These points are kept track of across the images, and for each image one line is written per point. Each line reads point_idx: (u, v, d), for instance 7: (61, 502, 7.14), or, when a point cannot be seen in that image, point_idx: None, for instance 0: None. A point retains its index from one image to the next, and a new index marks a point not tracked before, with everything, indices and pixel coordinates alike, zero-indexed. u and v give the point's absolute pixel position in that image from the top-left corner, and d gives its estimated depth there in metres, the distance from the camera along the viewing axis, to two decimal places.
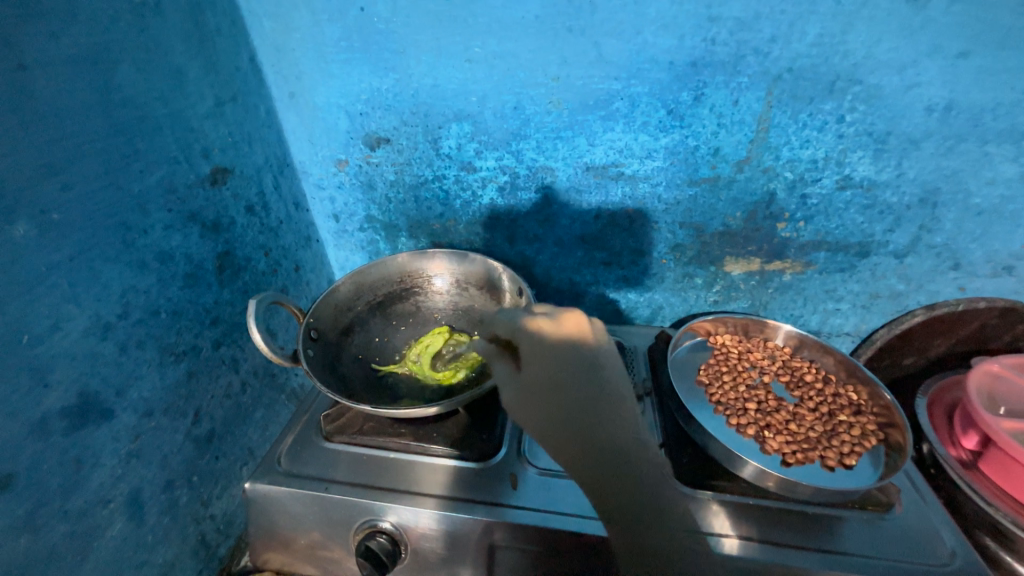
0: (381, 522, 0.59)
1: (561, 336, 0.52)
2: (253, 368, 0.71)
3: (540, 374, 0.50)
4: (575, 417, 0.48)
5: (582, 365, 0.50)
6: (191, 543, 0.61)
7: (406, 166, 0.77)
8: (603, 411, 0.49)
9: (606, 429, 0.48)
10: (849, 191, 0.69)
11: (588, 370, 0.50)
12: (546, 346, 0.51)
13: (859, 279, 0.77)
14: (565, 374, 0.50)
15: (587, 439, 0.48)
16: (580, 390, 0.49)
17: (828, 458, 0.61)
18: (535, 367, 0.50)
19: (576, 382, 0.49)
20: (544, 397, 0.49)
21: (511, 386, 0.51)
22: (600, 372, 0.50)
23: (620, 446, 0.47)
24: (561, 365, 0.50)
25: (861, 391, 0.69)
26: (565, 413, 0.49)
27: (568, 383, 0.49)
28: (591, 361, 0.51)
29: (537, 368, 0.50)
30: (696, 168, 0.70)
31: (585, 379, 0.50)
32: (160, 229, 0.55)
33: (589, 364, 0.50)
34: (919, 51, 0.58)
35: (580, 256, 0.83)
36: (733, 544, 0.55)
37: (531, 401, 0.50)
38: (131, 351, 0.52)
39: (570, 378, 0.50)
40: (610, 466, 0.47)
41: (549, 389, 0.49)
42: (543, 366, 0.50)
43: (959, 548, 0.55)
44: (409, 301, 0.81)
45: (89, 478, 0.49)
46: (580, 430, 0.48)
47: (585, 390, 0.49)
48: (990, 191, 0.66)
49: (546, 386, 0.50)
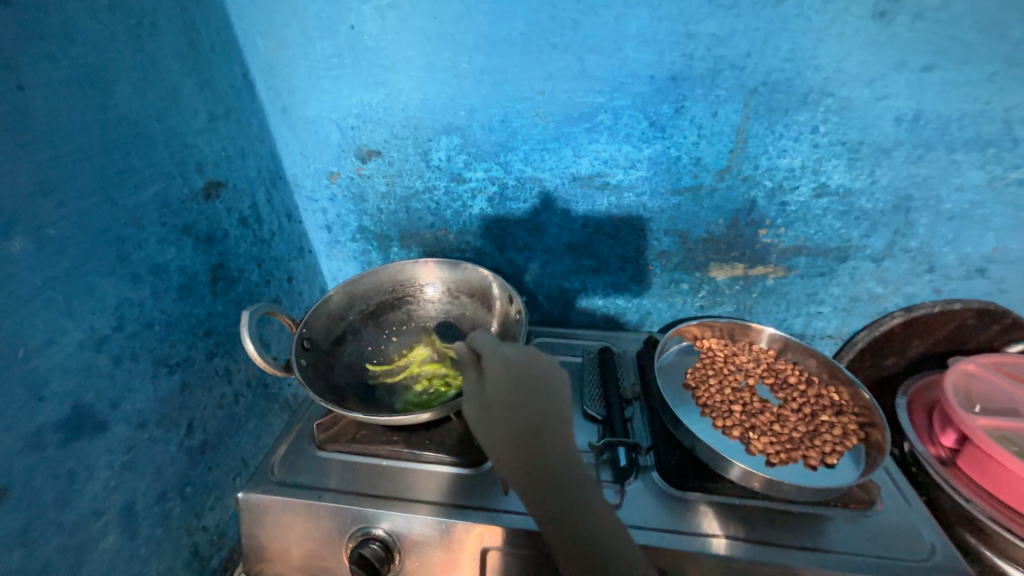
0: (375, 529, 0.60)
1: (521, 362, 0.52)
2: (246, 378, 0.72)
3: (499, 393, 0.51)
4: (521, 430, 0.48)
5: (531, 387, 0.51)
6: (184, 554, 0.61)
7: (397, 178, 0.78)
8: (552, 429, 0.49)
9: (551, 447, 0.47)
10: (826, 198, 0.71)
11: (541, 393, 0.50)
12: (505, 369, 0.52)
13: (839, 283, 0.79)
14: (522, 389, 0.51)
15: (532, 454, 0.47)
16: (533, 408, 0.49)
17: (810, 457, 0.62)
18: (496, 387, 0.51)
19: (529, 399, 0.50)
20: (498, 412, 0.50)
21: (472, 398, 0.53)
22: (551, 396, 0.50)
23: (562, 461, 0.47)
24: (514, 384, 0.51)
25: (843, 392, 0.71)
26: (515, 427, 0.49)
27: (518, 398, 0.50)
28: (548, 387, 0.51)
29: (496, 386, 0.51)
30: (679, 177, 0.72)
31: (538, 398, 0.50)
32: (154, 243, 0.56)
33: (541, 387, 0.51)
34: (887, 65, 0.60)
35: (569, 263, 0.84)
36: (720, 543, 0.56)
37: (486, 415, 0.51)
38: (125, 363, 0.53)
39: (524, 396, 0.50)
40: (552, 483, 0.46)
41: (505, 404, 0.50)
42: (499, 383, 0.51)
43: (938, 542, 0.57)
44: (400, 310, 0.82)
45: (83, 490, 0.49)
46: (523, 445, 0.48)
47: (535, 413, 0.49)
48: (959, 197, 0.68)
49: (501, 402, 0.50)
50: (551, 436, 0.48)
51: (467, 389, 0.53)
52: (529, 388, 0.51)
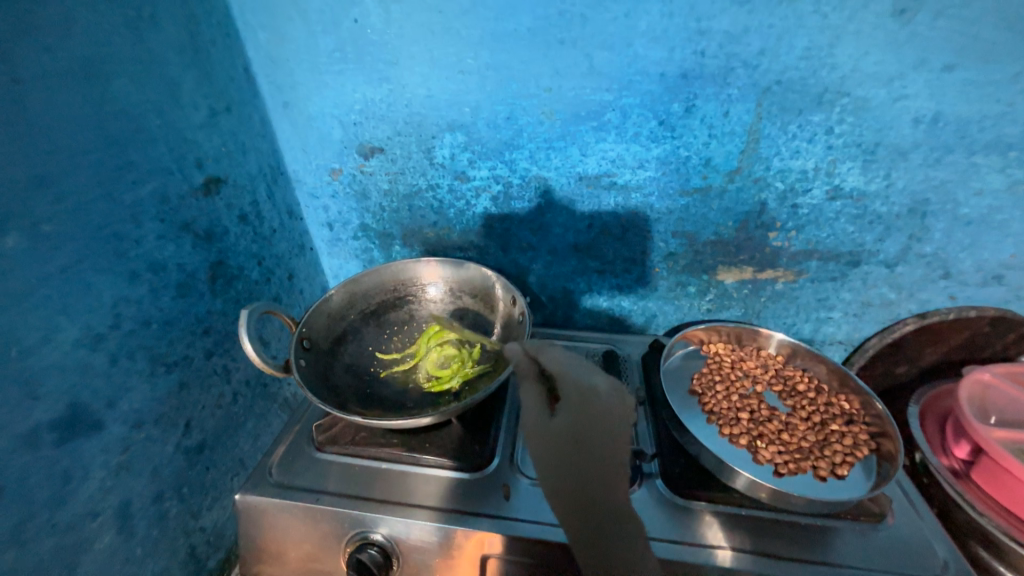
0: (373, 533, 0.59)
1: (607, 399, 0.56)
2: (245, 377, 0.71)
3: (565, 424, 0.54)
4: (579, 461, 0.52)
5: (608, 426, 0.55)
6: (180, 556, 0.61)
7: (400, 176, 0.77)
8: (608, 463, 0.53)
9: (608, 480, 0.52)
10: (839, 201, 0.69)
11: (608, 431, 0.54)
12: (586, 400, 0.56)
13: (850, 288, 0.78)
14: (589, 428, 0.54)
15: (586, 476, 0.52)
16: (595, 442, 0.54)
17: (820, 468, 0.60)
18: (564, 416, 0.55)
19: (597, 434, 0.54)
20: (565, 439, 0.53)
21: (533, 412, 0.55)
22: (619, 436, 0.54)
23: (613, 496, 0.52)
24: (585, 420, 0.54)
25: (853, 400, 0.69)
26: (577, 460, 0.52)
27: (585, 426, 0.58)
28: (615, 423, 0.55)
29: (566, 414, 0.55)
30: (687, 178, 0.71)
31: (606, 436, 0.54)
32: (152, 240, 0.55)
33: (617, 427, 0.55)
34: (906, 64, 0.58)
35: (574, 264, 0.83)
36: (726, 555, 0.55)
37: (549, 440, 0.54)
38: (122, 362, 0.52)
39: (590, 432, 0.54)
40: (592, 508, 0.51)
41: (571, 435, 0.54)
42: (570, 414, 0.55)
43: (951, 558, 0.55)
44: (402, 310, 0.81)
45: (78, 491, 0.48)
46: (576, 471, 0.52)
47: (599, 448, 0.53)
48: (978, 202, 0.66)
49: (569, 431, 0.54)
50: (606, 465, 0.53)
51: (527, 405, 0.56)
52: (607, 426, 0.55)
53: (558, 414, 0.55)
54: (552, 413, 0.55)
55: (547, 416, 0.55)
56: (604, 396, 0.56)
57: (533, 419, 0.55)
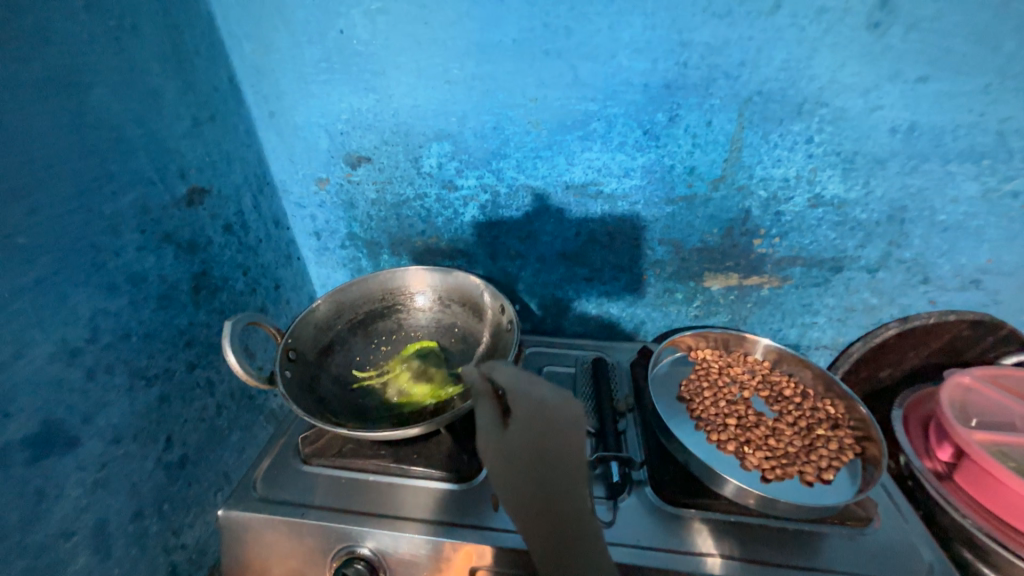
0: (360, 548, 0.58)
1: (557, 409, 0.47)
2: (229, 390, 0.69)
3: (518, 439, 0.48)
4: (539, 477, 0.47)
5: (563, 441, 0.46)
6: (160, 574, 0.59)
7: (387, 185, 0.77)
8: (568, 478, 0.46)
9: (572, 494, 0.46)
10: (821, 209, 0.70)
11: (562, 444, 0.46)
12: (535, 414, 0.48)
13: (833, 293, 0.79)
14: (542, 438, 0.47)
15: (550, 492, 0.46)
16: (552, 458, 0.46)
17: (807, 473, 0.60)
18: (516, 432, 0.48)
19: (553, 448, 0.47)
20: (521, 452, 0.47)
21: (486, 425, 0.50)
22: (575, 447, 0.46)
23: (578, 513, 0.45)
24: (541, 433, 0.47)
25: (838, 405, 0.70)
26: (533, 472, 0.47)
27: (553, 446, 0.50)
28: (568, 433, 0.47)
29: (519, 428, 0.48)
30: (673, 186, 0.71)
31: (564, 450, 0.46)
32: (132, 251, 0.54)
33: (573, 441, 0.46)
34: (881, 76, 0.60)
35: (562, 272, 0.84)
36: (715, 562, 0.55)
37: (503, 454, 0.48)
38: (99, 376, 0.50)
39: (549, 446, 0.47)
40: (556, 524, 0.46)
41: (529, 453, 0.47)
42: (523, 426, 0.48)
43: (936, 561, 0.55)
44: (390, 319, 0.81)
45: (51, 510, 0.46)
46: (539, 488, 0.46)
47: (559, 462, 0.46)
48: (954, 209, 0.68)
49: (521, 445, 0.47)
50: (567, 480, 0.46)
51: (481, 419, 0.51)
52: (560, 441, 0.47)
53: (509, 427, 0.49)
54: (505, 428, 0.50)
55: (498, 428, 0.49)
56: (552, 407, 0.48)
57: (486, 436, 0.49)
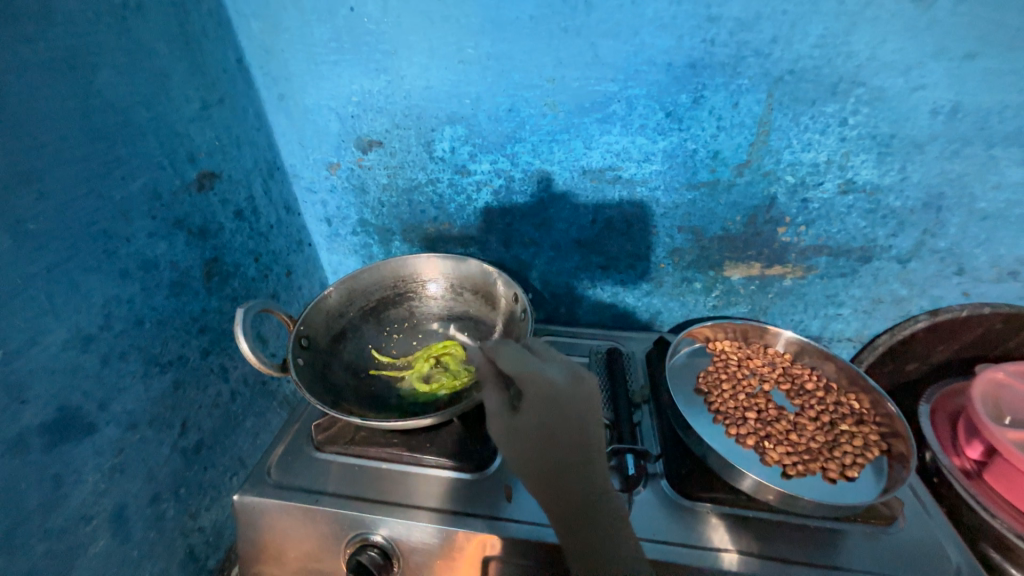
0: (373, 535, 0.58)
1: (565, 384, 0.54)
2: (243, 376, 0.70)
3: (532, 418, 0.53)
4: (557, 456, 0.52)
5: (585, 413, 0.53)
6: (179, 556, 0.60)
7: (399, 170, 0.75)
8: (579, 459, 0.52)
9: (586, 471, 0.51)
10: (851, 195, 0.67)
11: (583, 419, 0.53)
12: (546, 392, 0.54)
13: (860, 284, 0.76)
14: (552, 419, 0.53)
15: (563, 477, 0.51)
16: (566, 435, 0.52)
17: (830, 470, 0.58)
18: (529, 412, 0.54)
19: (566, 424, 0.53)
20: (535, 434, 0.53)
21: (499, 417, 0.55)
22: (593, 423, 0.53)
23: (594, 493, 0.51)
24: (554, 409, 0.53)
25: (863, 399, 0.68)
26: (548, 457, 0.52)
27: (562, 433, 0.53)
28: (581, 406, 0.54)
29: (529, 412, 0.54)
30: (695, 171, 0.69)
31: (577, 421, 0.53)
32: (143, 237, 0.53)
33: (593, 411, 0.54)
34: (926, 52, 0.56)
35: (577, 260, 0.82)
36: (732, 559, 0.54)
37: (518, 438, 0.53)
38: (114, 363, 0.50)
39: (557, 425, 0.53)
40: (577, 509, 0.50)
41: (539, 434, 0.53)
42: (534, 407, 0.53)
43: (964, 563, 0.53)
44: (402, 307, 0.80)
45: (69, 495, 0.47)
46: (562, 471, 0.51)
47: (570, 440, 0.52)
48: (995, 195, 0.64)
49: (533, 428, 0.53)
50: (580, 465, 0.52)
51: (492, 409, 0.55)
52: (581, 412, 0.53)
53: (522, 412, 0.54)
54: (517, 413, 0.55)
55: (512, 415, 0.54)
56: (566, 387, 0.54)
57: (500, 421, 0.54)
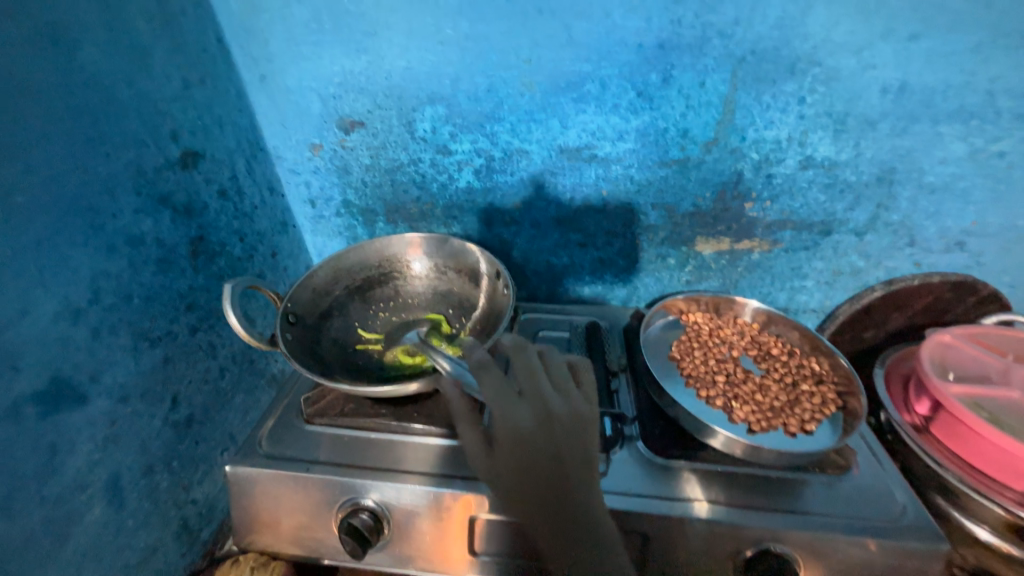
0: (364, 499, 0.60)
1: (528, 421, 0.58)
2: (231, 353, 0.71)
3: (506, 458, 0.56)
4: (540, 490, 0.54)
5: (572, 430, 0.58)
6: (172, 527, 0.62)
7: (381, 150, 0.77)
8: (557, 489, 0.54)
9: (570, 500, 0.53)
10: (811, 171, 0.71)
11: (551, 449, 0.56)
12: (514, 431, 0.57)
13: (822, 257, 0.81)
14: (523, 454, 0.56)
15: (549, 509, 0.53)
16: (540, 466, 0.55)
17: (790, 424, 0.63)
18: (503, 454, 0.57)
19: (539, 458, 0.55)
20: (514, 473, 0.56)
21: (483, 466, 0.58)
22: (563, 453, 0.56)
23: (577, 518, 0.52)
24: (524, 446, 0.56)
25: (823, 362, 0.72)
26: (530, 491, 0.54)
27: (538, 467, 0.55)
28: (552, 435, 0.57)
29: (503, 454, 0.57)
30: (666, 149, 0.72)
31: (549, 453, 0.56)
32: (129, 213, 0.54)
33: (583, 430, 0.58)
34: (875, 33, 0.60)
35: (557, 238, 0.85)
36: (702, 507, 0.57)
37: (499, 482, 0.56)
38: (104, 337, 0.51)
39: (529, 459, 0.55)
40: (564, 535, 0.52)
41: (514, 471, 0.56)
42: (506, 450, 0.56)
43: (909, 502, 0.58)
44: (387, 285, 0.82)
45: (64, 464, 0.47)
46: (538, 501, 0.54)
47: (548, 470, 0.55)
48: (941, 169, 0.69)
49: (511, 465, 0.56)
50: (561, 492, 0.54)
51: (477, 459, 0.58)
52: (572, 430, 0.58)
53: (496, 456, 0.57)
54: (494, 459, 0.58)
55: (490, 462, 0.58)
56: (563, 410, 0.59)
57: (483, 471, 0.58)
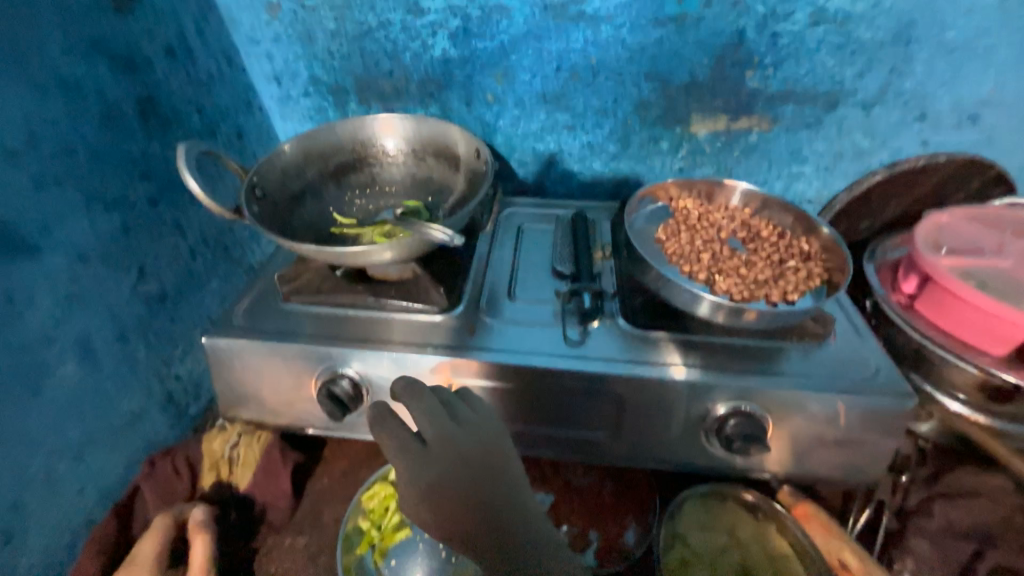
0: (343, 369, 0.60)
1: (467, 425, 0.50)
2: (202, 235, 0.68)
3: (444, 480, 0.47)
4: (478, 505, 0.47)
5: (493, 473, 0.49)
6: (158, 398, 0.63)
7: (346, 11, 0.71)
8: (496, 505, 0.48)
9: (507, 510, 0.48)
10: (822, 27, 0.67)
11: (490, 465, 0.49)
12: (454, 451, 0.48)
13: (825, 136, 0.76)
14: (464, 469, 0.48)
15: (484, 522, 0.47)
16: (479, 478, 0.48)
17: (772, 295, 0.62)
18: (436, 470, 0.48)
19: (479, 470, 0.48)
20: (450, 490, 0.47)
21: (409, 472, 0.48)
22: (502, 465, 0.50)
23: (517, 532, 0.47)
24: (462, 468, 0.48)
25: (814, 242, 0.70)
26: (465, 505, 0.47)
27: (476, 482, 0.48)
28: (491, 442, 0.50)
29: (436, 463, 0.48)
30: (662, 4, 0.68)
31: (488, 462, 0.49)
32: (57, 53, 0.49)
33: (498, 466, 0.49)
34: None
35: (543, 119, 0.79)
36: (679, 369, 0.57)
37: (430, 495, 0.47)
38: (49, 190, 0.48)
39: (469, 474, 0.48)
40: (502, 547, 0.46)
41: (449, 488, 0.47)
42: (441, 463, 0.48)
43: (882, 364, 0.58)
44: (362, 170, 0.77)
45: (23, 317, 0.47)
46: (475, 525, 0.47)
47: (486, 484, 0.48)
48: (965, 22, 0.65)
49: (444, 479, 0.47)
50: (501, 501, 0.48)
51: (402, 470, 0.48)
52: (488, 478, 0.48)
53: (427, 466, 0.48)
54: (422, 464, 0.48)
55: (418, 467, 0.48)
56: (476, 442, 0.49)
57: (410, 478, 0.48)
